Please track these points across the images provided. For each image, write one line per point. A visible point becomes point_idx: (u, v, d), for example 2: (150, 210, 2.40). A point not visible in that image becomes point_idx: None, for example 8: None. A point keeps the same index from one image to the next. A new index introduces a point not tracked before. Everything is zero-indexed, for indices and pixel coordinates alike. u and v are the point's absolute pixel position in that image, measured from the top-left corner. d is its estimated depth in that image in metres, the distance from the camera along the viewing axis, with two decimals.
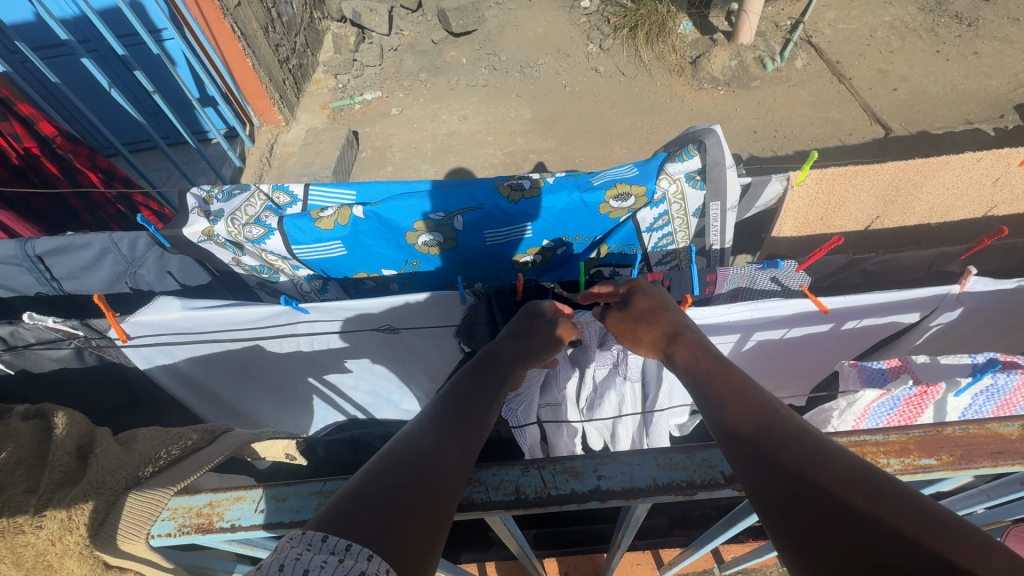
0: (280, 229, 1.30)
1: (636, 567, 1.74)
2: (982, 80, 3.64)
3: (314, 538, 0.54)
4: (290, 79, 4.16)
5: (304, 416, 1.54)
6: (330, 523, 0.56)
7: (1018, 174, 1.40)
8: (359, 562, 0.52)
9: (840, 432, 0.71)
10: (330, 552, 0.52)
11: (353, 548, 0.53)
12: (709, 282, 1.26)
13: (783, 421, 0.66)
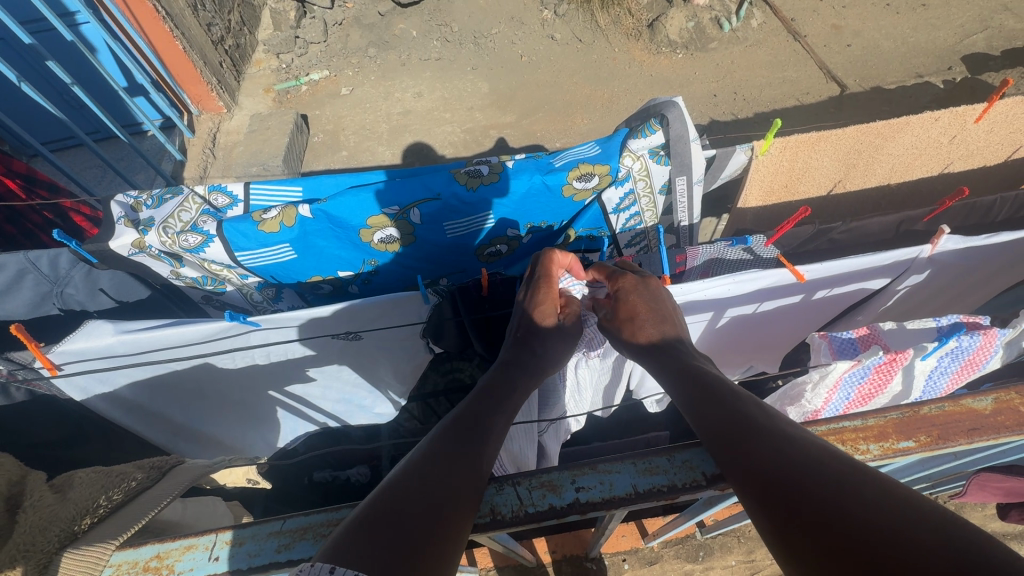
0: (220, 236, 1.18)
1: (622, 539, 1.79)
2: (930, 32, 3.68)
3: (321, 571, 0.48)
4: (227, 61, 3.87)
5: (273, 431, 1.47)
6: (336, 554, 0.50)
7: (973, 132, 1.41)
8: None
9: (819, 420, 0.69)
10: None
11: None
12: (678, 261, 1.24)
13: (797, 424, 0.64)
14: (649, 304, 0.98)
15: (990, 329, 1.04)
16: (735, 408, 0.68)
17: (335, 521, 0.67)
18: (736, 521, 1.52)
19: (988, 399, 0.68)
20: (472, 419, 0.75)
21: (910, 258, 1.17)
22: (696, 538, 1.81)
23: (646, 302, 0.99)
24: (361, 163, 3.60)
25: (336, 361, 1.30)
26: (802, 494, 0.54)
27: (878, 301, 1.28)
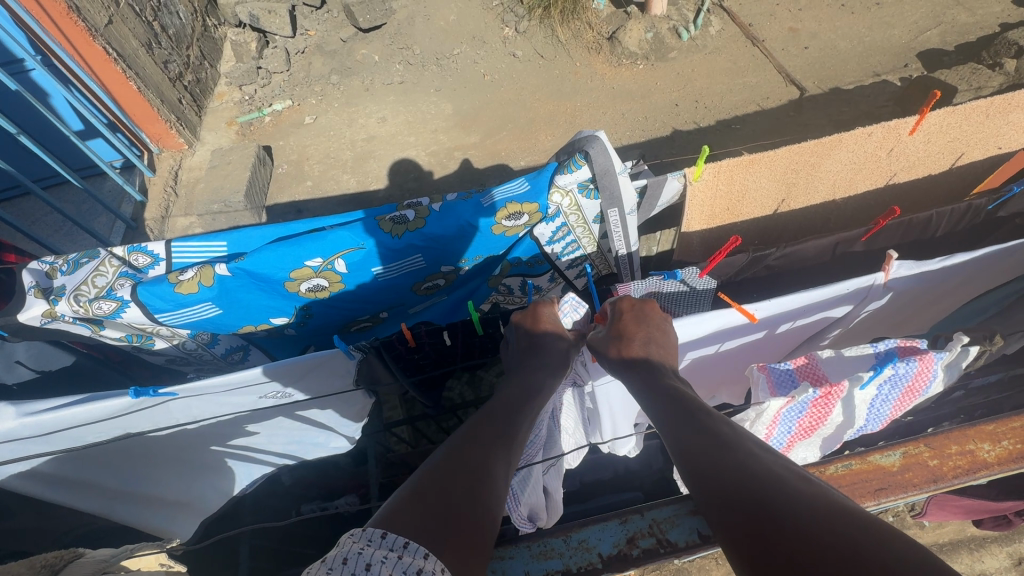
0: (135, 300, 1.14)
1: None
2: (886, 30, 3.71)
3: (374, 534, 0.58)
4: (187, 97, 3.84)
5: (226, 479, 1.38)
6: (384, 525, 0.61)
7: (908, 144, 1.40)
8: (416, 559, 0.57)
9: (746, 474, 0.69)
10: (390, 548, 0.57)
11: (410, 545, 0.58)
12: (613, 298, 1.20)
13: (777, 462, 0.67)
14: (652, 317, 1.03)
15: (926, 352, 1.02)
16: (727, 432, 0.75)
17: None
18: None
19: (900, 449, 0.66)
20: (493, 427, 0.87)
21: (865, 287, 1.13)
22: (673, 565, 1.82)
23: (638, 322, 1.02)
24: (327, 193, 3.57)
25: (275, 415, 1.26)
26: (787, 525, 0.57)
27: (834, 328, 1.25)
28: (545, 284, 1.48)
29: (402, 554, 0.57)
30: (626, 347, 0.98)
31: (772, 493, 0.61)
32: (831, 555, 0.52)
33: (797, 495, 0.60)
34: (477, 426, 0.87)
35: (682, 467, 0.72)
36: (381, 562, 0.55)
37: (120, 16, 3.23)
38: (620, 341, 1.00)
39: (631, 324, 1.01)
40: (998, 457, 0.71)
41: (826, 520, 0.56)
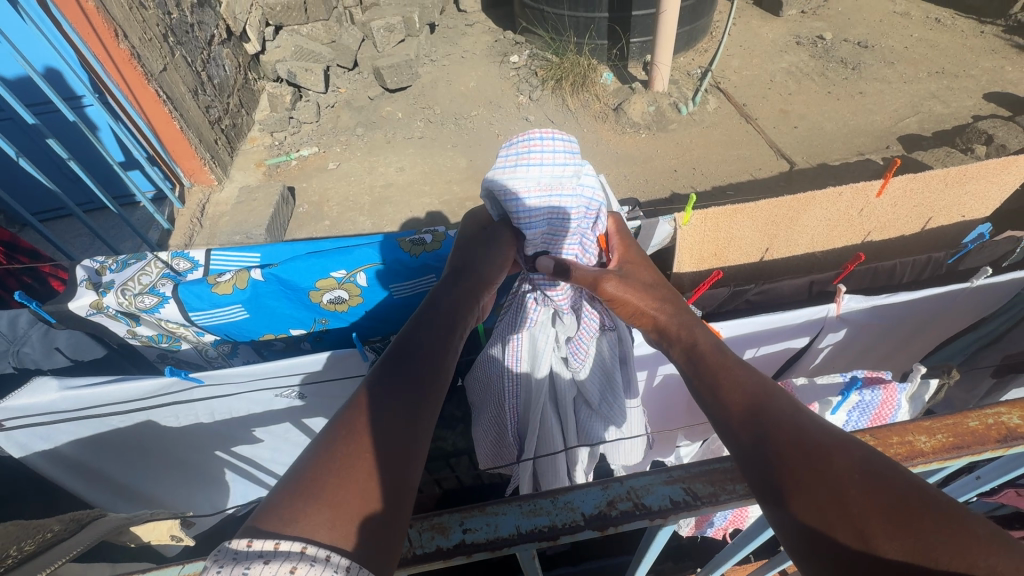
0: (175, 297, 1.26)
1: None
2: (868, 116, 4.05)
3: (238, 547, 0.54)
4: (222, 139, 4.15)
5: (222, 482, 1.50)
6: (258, 525, 0.56)
7: (877, 205, 1.56)
8: (290, 557, 0.53)
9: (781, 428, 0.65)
10: (255, 556, 0.53)
11: (285, 542, 0.54)
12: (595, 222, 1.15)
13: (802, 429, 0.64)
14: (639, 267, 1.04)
15: (890, 383, 1.12)
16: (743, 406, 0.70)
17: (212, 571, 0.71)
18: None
19: (868, 432, 0.73)
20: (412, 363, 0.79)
21: (818, 316, 1.31)
22: None
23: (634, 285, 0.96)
24: (342, 233, 3.76)
25: (282, 420, 1.35)
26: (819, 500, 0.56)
27: (805, 358, 1.43)
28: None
29: (279, 556, 0.53)
30: (639, 314, 0.94)
31: (815, 473, 0.58)
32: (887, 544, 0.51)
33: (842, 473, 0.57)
34: (395, 364, 0.78)
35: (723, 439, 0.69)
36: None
37: (174, 65, 3.59)
38: (628, 311, 0.95)
39: (630, 292, 0.95)
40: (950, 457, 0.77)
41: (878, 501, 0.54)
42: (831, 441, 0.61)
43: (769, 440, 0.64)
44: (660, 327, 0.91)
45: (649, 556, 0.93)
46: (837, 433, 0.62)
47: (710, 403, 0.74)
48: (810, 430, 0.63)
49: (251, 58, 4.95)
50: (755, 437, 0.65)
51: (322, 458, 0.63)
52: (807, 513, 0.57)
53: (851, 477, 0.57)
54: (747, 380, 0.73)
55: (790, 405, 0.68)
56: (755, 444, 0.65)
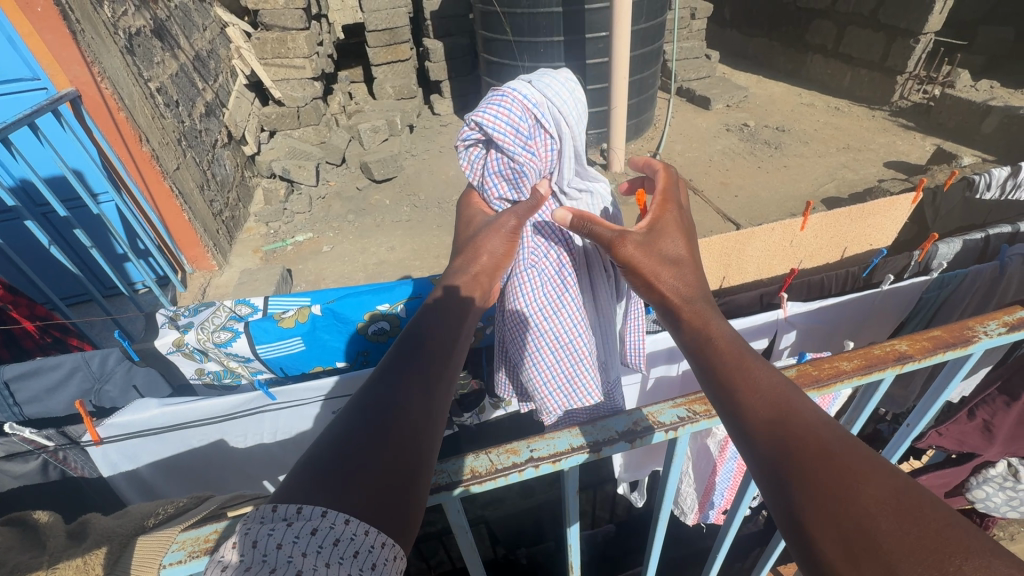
0: (246, 332, 1.49)
1: None
2: (794, 184, 4.76)
3: (265, 512, 0.58)
4: (223, 229, 4.47)
5: None
6: (298, 499, 0.59)
7: (804, 236, 1.98)
8: (311, 519, 0.57)
9: (798, 432, 0.63)
10: (281, 518, 0.57)
11: (330, 513, 0.58)
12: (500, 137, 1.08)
13: (819, 439, 0.62)
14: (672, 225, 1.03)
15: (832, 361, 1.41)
16: (757, 409, 0.68)
17: None
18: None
19: (809, 363, 1.02)
20: (424, 359, 0.81)
21: (771, 320, 1.64)
22: None
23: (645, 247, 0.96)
24: None
25: None
26: (842, 520, 0.55)
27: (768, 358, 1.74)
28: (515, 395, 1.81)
29: (325, 525, 0.57)
30: (656, 284, 0.95)
31: (832, 489, 0.57)
32: (900, 560, 0.51)
33: (863, 489, 0.57)
34: (399, 358, 0.80)
35: (740, 439, 0.68)
36: (294, 543, 0.55)
37: (186, 164, 3.97)
38: (646, 282, 0.96)
39: (646, 258, 0.96)
40: (912, 348, 1.04)
41: (895, 515, 0.54)
42: (858, 464, 0.59)
43: (793, 456, 0.61)
44: (672, 303, 0.92)
45: (669, 501, 1.15)
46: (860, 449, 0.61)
47: (728, 398, 0.72)
48: (834, 448, 0.61)
49: (247, 158, 5.41)
50: (772, 449, 0.64)
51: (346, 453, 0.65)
52: (831, 545, 0.55)
53: (882, 507, 0.55)
54: (766, 383, 0.70)
55: (809, 415, 0.65)
56: (776, 459, 0.62)
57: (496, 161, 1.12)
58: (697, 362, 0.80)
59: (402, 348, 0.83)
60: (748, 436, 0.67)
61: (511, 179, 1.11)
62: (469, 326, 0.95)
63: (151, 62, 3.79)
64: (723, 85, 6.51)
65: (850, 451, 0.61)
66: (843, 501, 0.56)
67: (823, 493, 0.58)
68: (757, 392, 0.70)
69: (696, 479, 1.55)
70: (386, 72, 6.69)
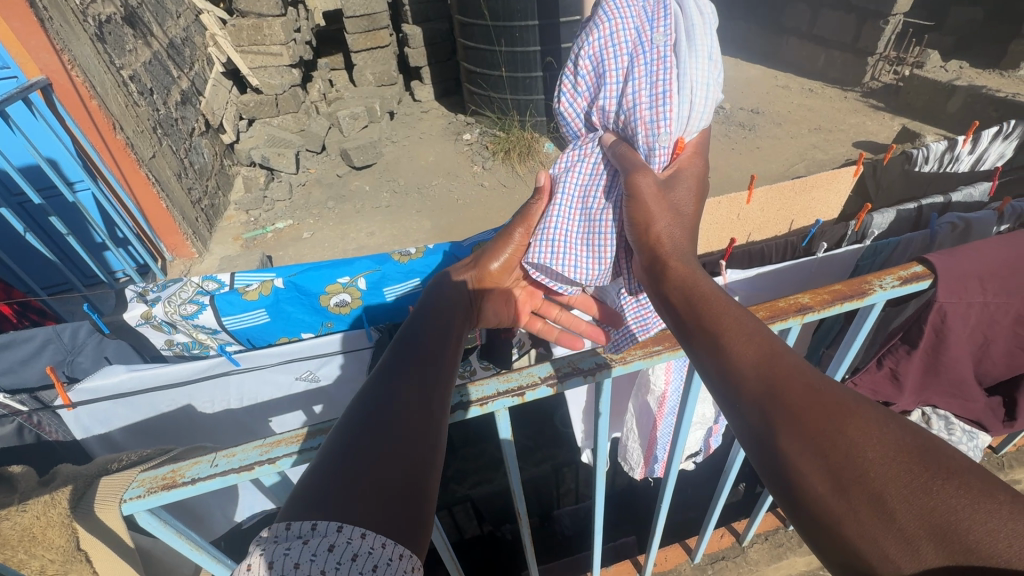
0: (211, 305, 1.57)
1: None
2: (766, 164, 4.87)
3: (279, 529, 0.52)
4: (202, 217, 4.51)
5: (231, 504, 1.86)
6: (313, 513, 0.53)
7: (750, 209, 2.08)
8: (327, 536, 0.51)
9: (786, 379, 0.55)
10: (295, 536, 0.51)
11: (347, 527, 0.52)
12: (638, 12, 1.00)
13: (803, 383, 0.54)
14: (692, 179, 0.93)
15: None
16: (742, 356, 0.59)
17: (290, 438, 0.91)
18: (653, 548, 1.67)
19: None
20: (401, 351, 0.75)
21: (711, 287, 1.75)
22: None
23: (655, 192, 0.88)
24: None
25: (296, 408, 1.60)
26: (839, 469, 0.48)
27: None
28: (477, 363, 1.90)
29: (342, 539, 0.51)
30: (649, 229, 0.84)
31: (829, 441, 0.50)
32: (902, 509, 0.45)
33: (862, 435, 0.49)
34: (396, 357, 0.73)
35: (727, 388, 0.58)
36: (312, 562, 0.49)
37: (162, 153, 4.01)
38: (642, 225, 0.86)
39: (654, 200, 0.87)
40: (812, 299, 1.13)
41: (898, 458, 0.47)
42: (837, 398, 0.52)
43: (772, 399, 0.54)
44: (662, 252, 0.79)
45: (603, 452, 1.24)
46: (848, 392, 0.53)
47: (707, 348, 0.62)
48: (820, 385, 0.54)
49: (226, 147, 5.43)
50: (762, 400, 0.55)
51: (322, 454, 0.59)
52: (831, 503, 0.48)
53: (881, 448, 0.48)
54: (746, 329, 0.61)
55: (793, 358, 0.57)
56: (756, 405, 0.55)
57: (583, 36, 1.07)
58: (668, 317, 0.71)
59: (398, 347, 0.76)
60: (730, 391, 0.58)
61: (616, 41, 1.00)
62: (462, 324, 0.88)
63: (122, 50, 3.80)
64: None
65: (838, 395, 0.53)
66: (840, 453, 0.49)
67: (818, 444, 0.50)
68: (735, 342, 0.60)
69: (640, 434, 1.66)
70: (366, 58, 6.68)
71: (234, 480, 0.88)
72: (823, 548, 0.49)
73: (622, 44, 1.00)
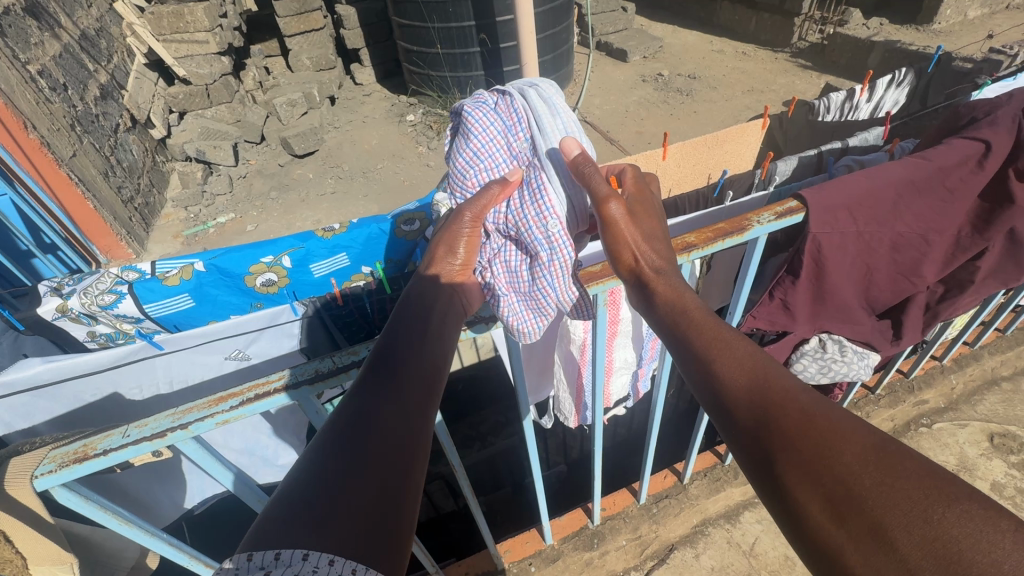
0: (131, 293, 1.59)
1: (527, 546, 1.82)
2: (702, 127, 5.04)
3: (241, 562, 0.54)
4: (137, 217, 4.35)
5: (181, 490, 1.89)
6: (278, 541, 0.56)
7: (667, 164, 2.17)
8: (295, 565, 0.54)
9: (786, 405, 0.64)
10: (259, 568, 0.53)
11: (312, 554, 0.55)
12: (496, 123, 1.16)
13: (797, 409, 0.63)
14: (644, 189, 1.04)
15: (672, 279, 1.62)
16: (740, 380, 0.69)
17: (204, 401, 0.91)
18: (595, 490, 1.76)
19: None
20: (391, 378, 0.76)
21: None
22: (589, 527, 1.84)
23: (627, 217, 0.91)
24: None
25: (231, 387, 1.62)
26: (834, 486, 0.57)
27: None
28: None
29: (308, 568, 0.54)
30: (624, 253, 0.90)
31: (824, 462, 0.59)
32: (894, 528, 0.53)
33: (854, 458, 0.58)
34: (377, 378, 0.75)
35: (733, 406, 0.68)
36: None
37: (85, 151, 3.84)
38: (617, 249, 0.90)
39: (627, 225, 0.90)
40: (697, 237, 1.22)
41: (887, 479, 0.55)
42: (838, 426, 0.61)
43: (776, 427, 0.63)
44: (646, 275, 0.88)
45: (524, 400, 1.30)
46: (841, 416, 0.62)
47: (712, 372, 0.72)
48: (815, 410, 0.63)
49: (157, 143, 5.20)
50: (758, 420, 0.65)
51: (328, 494, 0.61)
52: (824, 515, 0.57)
53: (868, 468, 0.57)
54: (744, 354, 0.71)
55: (786, 379, 0.67)
56: (760, 435, 0.64)
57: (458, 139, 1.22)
58: (670, 337, 0.80)
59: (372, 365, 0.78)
60: (728, 410, 0.69)
61: (490, 158, 1.15)
62: (456, 331, 0.89)
63: (27, 44, 3.58)
64: (638, 37, 6.66)
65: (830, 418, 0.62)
66: (833, 472, 0.58)
67: (813, 462, 0.59)
68: (729, 367, 0.71)
69: (568, 382, 1.76)
70: (301, 42, 6.46)
71: (150, 447, 0.89)
72: (813, 553, 0.58)
73: (490, 152, 1.16)
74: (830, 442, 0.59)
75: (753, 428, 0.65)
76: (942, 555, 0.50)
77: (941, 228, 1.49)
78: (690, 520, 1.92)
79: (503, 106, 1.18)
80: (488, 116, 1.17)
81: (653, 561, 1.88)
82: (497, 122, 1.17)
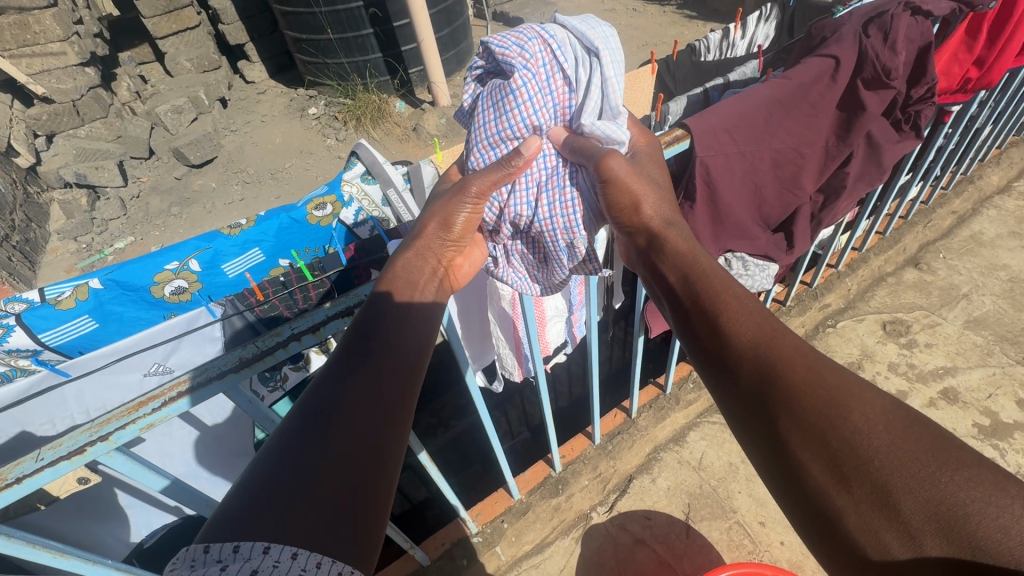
0: (24, 323, 1.60)
1: (497, 506, 1.88)
2: None
3: (196, 551, 0.54)
4: (17, 256, 3.93)
5: (124, 525, 1.78)
6: (234, 533, 0.56)
7: None
8: (250, 560, 0.53)
9: (796, 365, 0.68)
10: (215, 560, 0.53)
11: (273, 548, 0.55)
12: (542, 76, 1.09)
13: (805, 370, 0.67)
14: (650, 160, 1.10)
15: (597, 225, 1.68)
16: (747, 333, 0.74)
17: (130, 405, 0.80)
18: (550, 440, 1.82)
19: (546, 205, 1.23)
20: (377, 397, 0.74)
21: None
22: (552, 475, 1.93)
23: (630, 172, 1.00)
24: None
25: None
26: (837, 445, 0.60)
27: None
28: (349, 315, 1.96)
29: (267, 563, 0.53)
30: (637, 210, 0.99)
31: (826, 419, 0.62)
32: (897, 486, 0.56)
33: (860, 419, 0.61)
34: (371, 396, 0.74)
35: (735, 357, 0.73)
36: None
37: None
38: (630, 203, 0.99)
39: (633, 177, 0.99)
40: None
41: (891, 438, 0.58)
42: (852, 390, 0.64)
43: (781, 383, 0.67)
44: (655, 229, 0.97)
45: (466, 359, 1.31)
46: (853, 380, 0.65)
47: (719, 325, 0.77)
48: (825, 372, 0.66)
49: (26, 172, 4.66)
50: (764, 377, 0.69)
51: (302, 491, 0.61)
52: (826, 472, 0.61)
53: (874, 427, 0.60)
54: (754, 314, 0.75)
55: (792, 341, 0.71)
56: (765, 386, 0.68)
57: (493, 92, 1.14)
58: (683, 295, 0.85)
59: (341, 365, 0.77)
60: (732, 363, 0.73)
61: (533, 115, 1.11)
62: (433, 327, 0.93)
63: None
64: (532, 3, 6.68)
65: (839, 380, 0.65)
66: (837, 430, 0.61)
67: (817, 419, 0.63)
68: (738, 324, 0.75)
69: (506, 338, 1.82)
70: (176, 44, 5.93)
71: (70, 468, 0.76)
72: (817, 510, 0.62)
73: (535, 106, 1.10)
74: (840, 400, 0.63)
75: (756, 381, 0.70)
76: (946, 516, 0.52)
77: (811, 140, 1.66)
78: (642, 450, 2.05)
79: (547, 50, 1.10)
80: (533, 64, 1.09)
81: (615, 494, 1.99)
82: (544, 77, 1.10)
